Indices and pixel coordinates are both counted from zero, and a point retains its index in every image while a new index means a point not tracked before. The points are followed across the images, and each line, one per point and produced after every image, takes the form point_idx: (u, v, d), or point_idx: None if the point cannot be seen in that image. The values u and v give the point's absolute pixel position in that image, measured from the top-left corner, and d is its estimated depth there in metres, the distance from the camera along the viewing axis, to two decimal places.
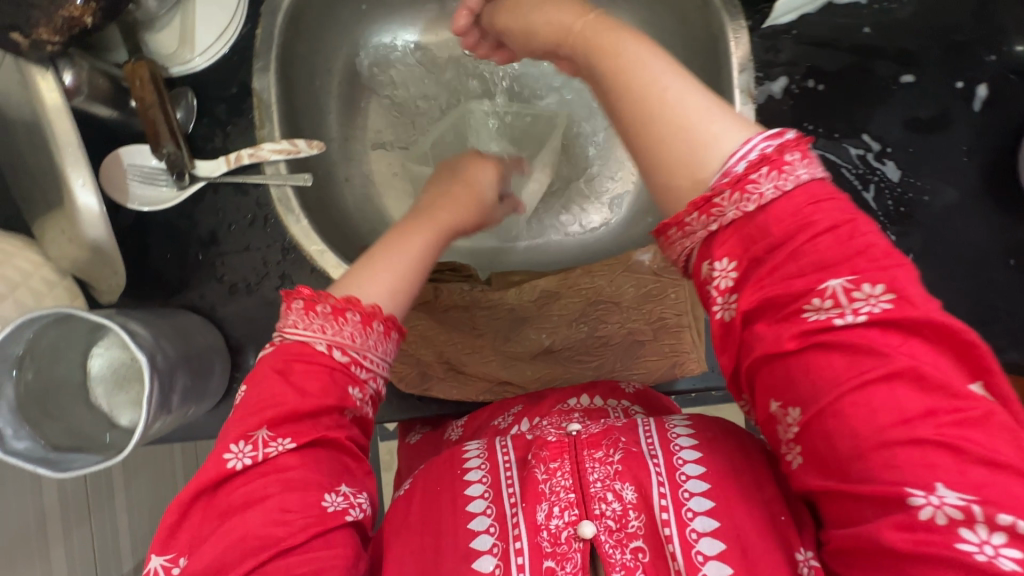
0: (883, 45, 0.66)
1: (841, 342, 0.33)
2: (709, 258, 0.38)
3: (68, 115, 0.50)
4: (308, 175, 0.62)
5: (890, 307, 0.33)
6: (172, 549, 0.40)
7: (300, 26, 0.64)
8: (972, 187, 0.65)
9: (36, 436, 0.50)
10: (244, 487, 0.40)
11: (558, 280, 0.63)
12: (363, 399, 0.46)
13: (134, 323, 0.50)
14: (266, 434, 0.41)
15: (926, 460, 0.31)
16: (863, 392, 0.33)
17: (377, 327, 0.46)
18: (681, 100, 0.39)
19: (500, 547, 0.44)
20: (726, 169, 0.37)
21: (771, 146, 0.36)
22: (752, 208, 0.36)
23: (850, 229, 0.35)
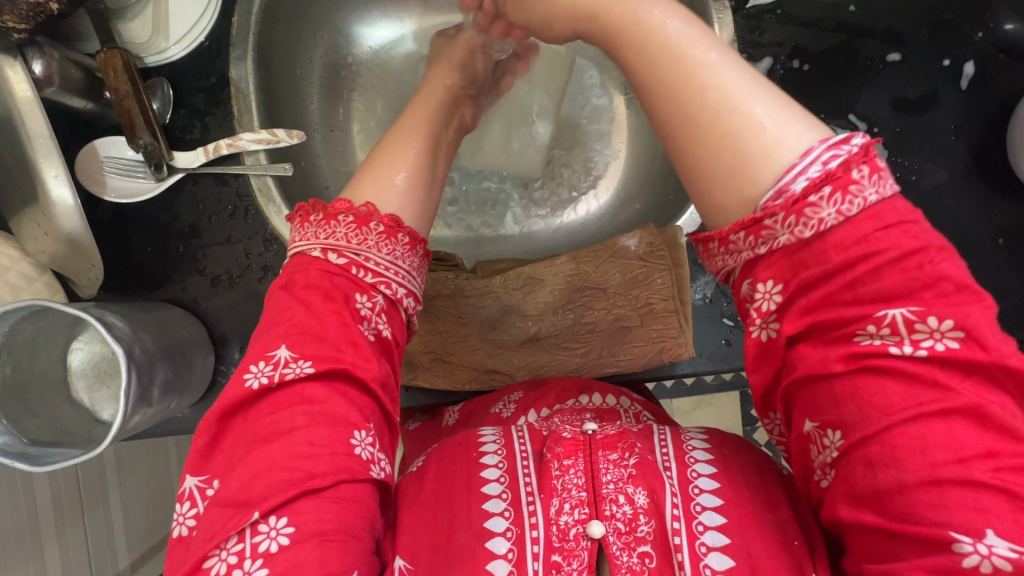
0: (869, 23, 0.65)
1: (901, 373, 0.34)
2: (750, 279, 0.38)
3: (39, 107, 0.50)
4: (288, 165, 0.61)
5: (957, 347, 0.33)
6: (206, 470, 0.39)
7: (278, 13, 0.63)
8: (961, 166, 0.65)
9: (15, 431, 0.49)
10: (270, 416, 0.39)
11: (547, 268, 0.63)
12: (374, 308, 0.43)
13: (112, 315, 0.50)
14: (286, 355, 0.40)
15: (979, 503, 0.32)
16: (918, 425, 0.33)
17: (374, 226, 0.44)
18: (733, 109, 0.39)
19: (514, 531, 0.44)
20: (782, 186, 0.36)
21: (836, 161, 0.35)
22: (809, 234, 0.36)
23: (920, 258, 0.34)
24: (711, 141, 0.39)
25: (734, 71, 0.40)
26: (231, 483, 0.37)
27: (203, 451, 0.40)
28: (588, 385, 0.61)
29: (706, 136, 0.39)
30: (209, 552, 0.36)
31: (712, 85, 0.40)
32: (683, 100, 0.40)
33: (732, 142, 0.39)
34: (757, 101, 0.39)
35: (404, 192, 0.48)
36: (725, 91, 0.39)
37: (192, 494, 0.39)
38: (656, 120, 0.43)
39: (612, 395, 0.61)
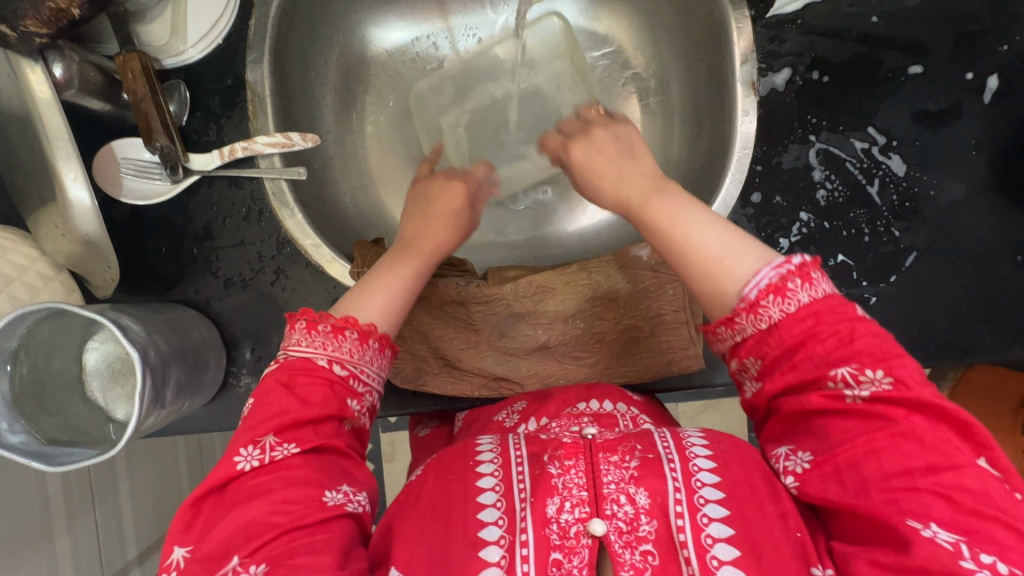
0: (891, 35, 0.64)
1: (856, 410, 0.40)
2: (737, 357, 0.46)
3: (58, 108, 0.49)
4: (302, 170, 0.61)
5: (891, 389, 0.40)
6: (189, 538, 0.42)
7: (295, 16, 0.63)
8: (980, 181, 0.64)
9: (31, 430, 0.50)
10: (251, 482, 0.43)
11: (556, 275, 0.64)
12: (361, 410, 0.49)
13: (128, 319, 0.50)
14: (273, 439, 0.44)
15: (922, 503, 0.37)
16: (868, 446, 0.39)
17: (372, 344, 0.50)
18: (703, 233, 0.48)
19: (507, 539, 0.43)
20: (743, 295, 0.44)
21: (777, 275, 0.43)
22: (765, 326, 0.43)
23: (850, 331, 0.42)
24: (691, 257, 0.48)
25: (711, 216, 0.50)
26: (212, 542, 0.41)
27: (186, 521, 0.42)
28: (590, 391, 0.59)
29: (687, 251, 0.48)
30: None
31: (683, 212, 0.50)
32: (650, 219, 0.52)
33: (705, 266, 0.47)
34: (727, 237, 0.48)
35: (391, 308, 0.53)
36: (698, 228, 0.49)
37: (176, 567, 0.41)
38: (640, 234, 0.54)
39: (609, 401, 0.59)
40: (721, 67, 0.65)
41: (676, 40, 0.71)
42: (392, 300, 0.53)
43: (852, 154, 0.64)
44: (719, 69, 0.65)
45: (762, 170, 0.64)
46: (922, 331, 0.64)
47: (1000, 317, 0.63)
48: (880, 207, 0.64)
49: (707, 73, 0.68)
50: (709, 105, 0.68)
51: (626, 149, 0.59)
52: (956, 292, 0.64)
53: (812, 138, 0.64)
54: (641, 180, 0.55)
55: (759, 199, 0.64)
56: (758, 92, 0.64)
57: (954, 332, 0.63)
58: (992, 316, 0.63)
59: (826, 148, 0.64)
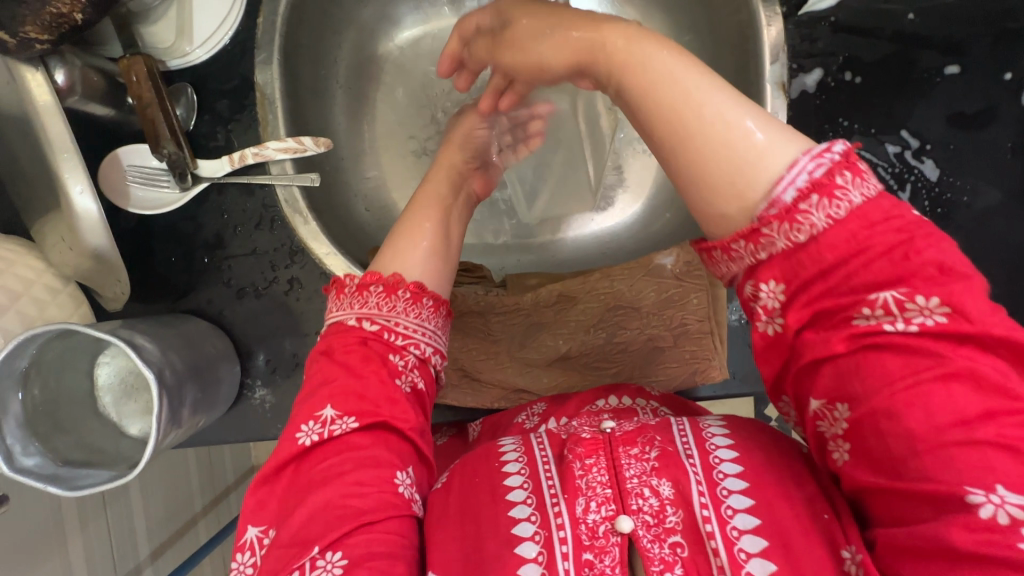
0: (928, 33, 0.61)
1: (896, 345, 0.34)
2: (753, 281, 0.37)
3: (60, 115, 0.47)
4: (315, 175, 0.59)
5: (945, 321, 0.33)
6: (263, 520, 0.43)
7: (305, 14, 0.60)
8: (1015, 187, 0.61)
9: (45, 450, 0.49)
10: (322, 464, 0.43)
11: (578, 285, 0.62)
12: (406, 364, 0.48)
13: (140, 336, 0.49)
14: (332, 413, 0.44)
15: (984, 461, 0.31)
16: (915, 392, 0.33)
17: (401, 294, 0.49)
18: (717, 116, 0.37)
19: (542, 535, 0.41)
20: (774, 198, 0.35)
21: (820, 169, 0.35)
22: (803, 238, 0.35)
23: (905, 249, 0.34)
24: (711, 149, 0.37)
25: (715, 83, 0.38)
26: (288, 527, 0.40)
27: (260, 503, 0.43)
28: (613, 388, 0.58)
29: (704, 143, 0.37)
30: None
31: (690, 95, 0.38)
32: (671, 109, 0.38)
33: (729, 155, 0.36)
34: (737, 104, 0.38)
35: (427, 259, 0.52)
36: (709, 104, 0.37)
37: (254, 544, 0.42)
38: (653, 142, 0.40)
39: (627, 395, 0.58)
40: (750, 66, 0.62)
41: (701, 37, 0.68)
42: (432, 242, 0.53)
43: (884, 158, 0.62)
44: (747, 68, 0.63)
45: None
46: None
47: None
48: (911, 213, 0.62)
49: (732, 72, 0.65)
50: None
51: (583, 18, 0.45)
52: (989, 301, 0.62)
53: (842, 142, 0.62)
54: (631, 61, 0.41)
55: None
56: (788, 94, 0.61)
57: None
58: (1022, 324, 0.62)
59: (857, 153, 0.62)
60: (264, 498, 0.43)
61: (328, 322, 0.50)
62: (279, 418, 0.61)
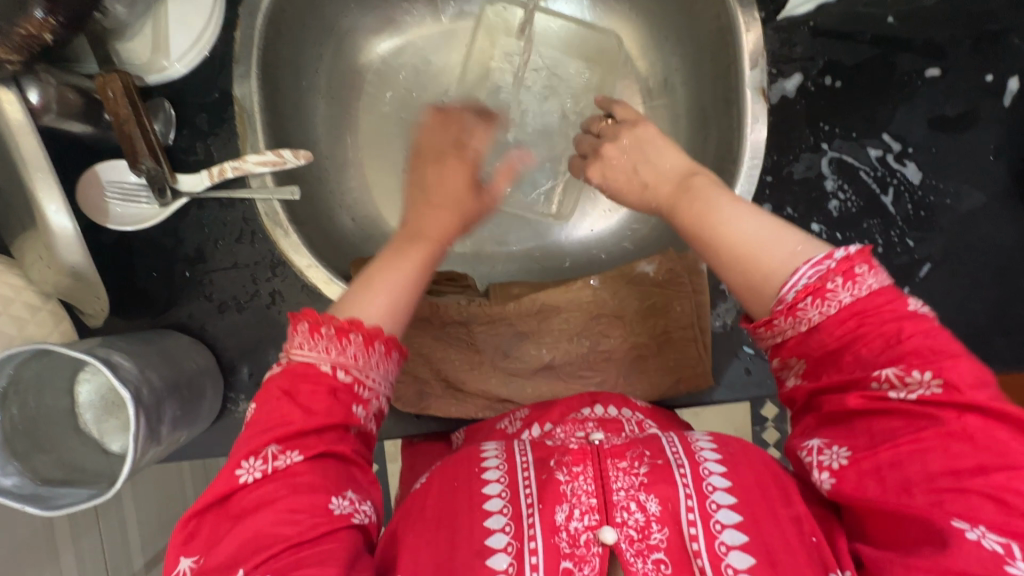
0: (908, 36, 0.61)
1: (900, 410, 0.37)
2: (779, 357, 0.42)
3: (33, 132, 0.46)
4: (295, 189, 0.59)
5: (941, 392, 0.36)
6: (194, 549, 0.39)
7: (282, 26, 0.60)
8: (999, 189, 0.61)
9: (24, 470, 0.49)
10: (255, 492, 0.40)
11: (562, 294, 0.62)
12: (368, 415, 0.45)
13: (118, 355, 0.49)
14: (274, 447, 0.41)
15: (970, 506, 0.34)
16: (915, 446, 0.36)
17: (377, 348, 0.45)
18: (742, 225, 0.43)
19: (515, 546, 0.40)
20: (781, 297, 0.40)
21: (817, 274, 0.39)
22: (804, 329, 0.39)
23: (902, 329, 0.38)
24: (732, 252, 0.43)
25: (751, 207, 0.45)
26: (218, 554, 0.38)
27: (190, 531, 0.40)
28: (596, 397, 0.57)
29: (728, 248, 0.43)
30: None
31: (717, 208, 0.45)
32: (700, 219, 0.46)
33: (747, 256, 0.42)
34: (769, 221, 0.43)
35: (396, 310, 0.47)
36: (733, 216, 0.44)
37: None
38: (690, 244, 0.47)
39: (615, 407, 0.56)
40: (730, 72, 0.62)
41: (682, 43, 0.68)
42: (400, 295, 0.48)
43: (866, 162, 0.62)
44: (727, 74, 0.63)
45: (771, 181, 0.62)
46: None
47: (1017, 328, 0.61)
48: (894, 217, 0.62)
49: (713, 78, 0.65)
50: (717, 110, 0.65)
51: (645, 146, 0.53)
52: (974, 304, 0.61)
53: (824, 147, 0.62)
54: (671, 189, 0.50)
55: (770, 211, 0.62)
56: (768, 99, 0.61)
57: (969, 343, 0.61)
58: (1009, 325, 0.61)
59: (838, 157, 0.62)
60: (195, 529, 0.40)
61: (287, 357, 0.44)
62: None
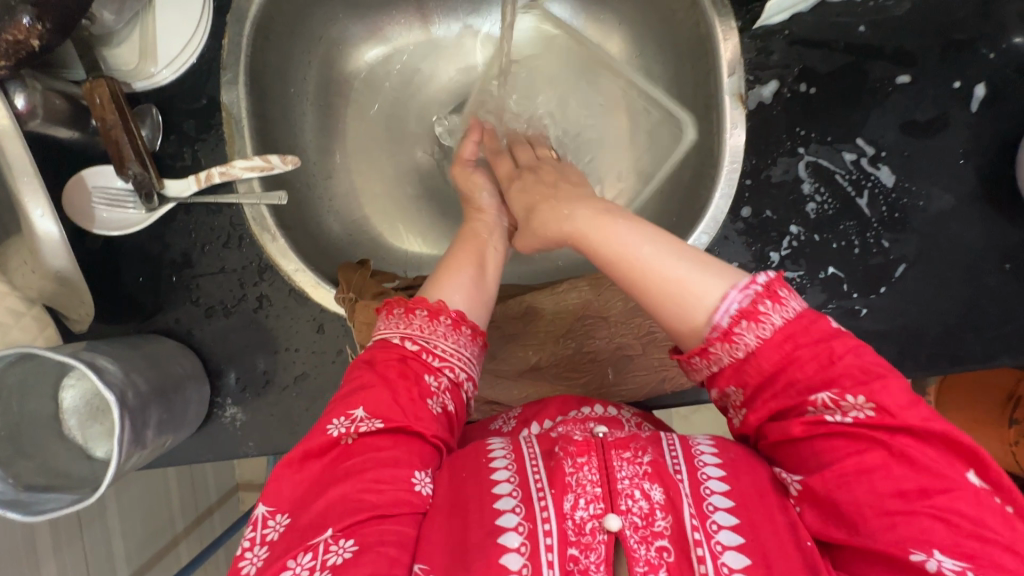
0: (879, 44, 0.63)
1: (841, 431, 0.39)
2: (716, 387, 0.43)
3: (19, 137, 0.46)
4: (283, 194, 0.59)
5: (873, 415, 0.38)
6: (277, 503, 0.44)
7: (270, 33, 0.61)
8: (968, 191, 0.63)
9: (7, 475, 0.48)
10: (346, 458, 0.44)
11: (545, 296, 0.63)
12: (440, 386, 0.48)
13: (102, 358, 0.49)
14: (362, 413, 0.46)
15: (921, 528, 0.36)
16: (859, 467, 0.38)
17: (444, 320, 0.50)
18: (656, 260, 0.46)
19: (527, 526, 0.40)
20: (714, 323, 0.42)
21: (743, 300, 0.41)
22: (741, 354, 0.41)
23: (831, 352, 0.40)
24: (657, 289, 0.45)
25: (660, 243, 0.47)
26: (308, 513, 0.42)
27: (277, 485, 0.44)
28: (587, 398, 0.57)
29: (652, 289, 0.45)
30: (283, 567, 0.40)
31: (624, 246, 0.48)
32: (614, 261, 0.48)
33: (671, 291, 0.44)
34: (678, 251, 0.46)
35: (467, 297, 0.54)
36: (645, 249, 0.47)
37: (264, 522, 0.43)
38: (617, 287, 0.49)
39: (613, 407, 0.57)
40: (709, 78, 0.64)
41: (662, 52, 0.70)
42: (467, 289, 0.54)
43: (841, 165, 0.63)
44: (707, 80, 0.64)
45: (751, 184, 0.64)
46: (911, 343, 0.63)
47: (990, 327, 0.63)
48: (869, 218, 0.63)
49: (694, 85, 0.67)
50: (697, 117, 0.67)
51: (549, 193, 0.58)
52: (947, 303, 0.63)
53: (801, 151, 0.63)
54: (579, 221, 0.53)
55: (750, 213, 0.64)
56: (747, 105, 0.63)
57: (943, 342, 0.63)
58: (983, 324, 0.63)
59: (815, 160, 0.64)
60: (284, 482, 0.44)
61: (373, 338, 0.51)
62: (251, 435, 0.61)
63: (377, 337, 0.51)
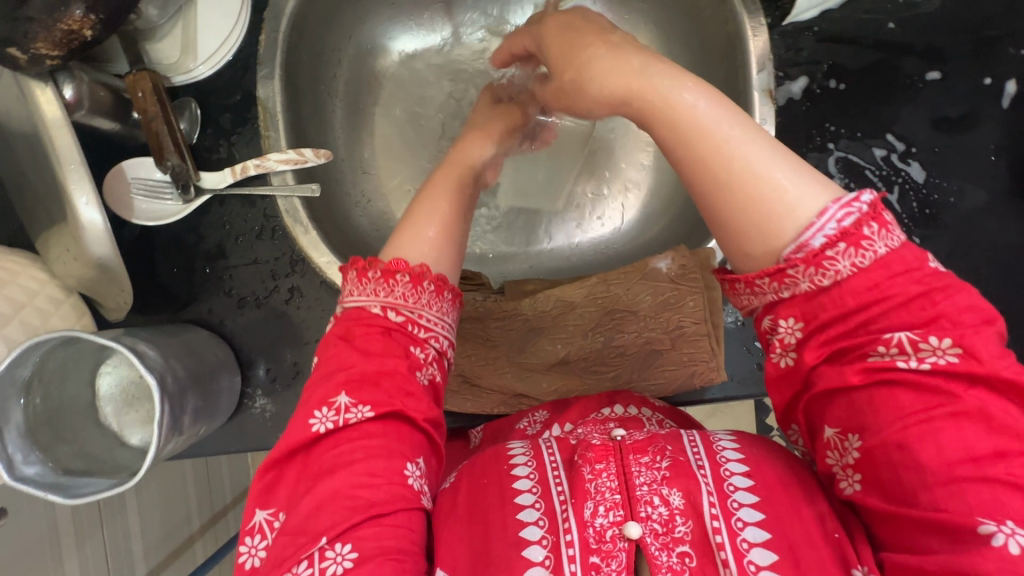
0: (910, 41, 0.63)
1: (909, 382, 0.35)
2: (771, 318, 0.39)
3: (69, 129, 0.47)
4: (315, 186, 0.60)
5: (956, 361, 0.34)
6: (273, 504, 0.41)
7: (305, 30, 0.62)
8: (1001, 188, 0.63)
9: (46, 460, 0.49)
10: (333, 451, 0.40)
11: (575, 289, 0.63)
12: (427, 359, 0.45)
13: (143, 344, 0.49)
14: (346, 400, 0.41)
15: (993, 498, 0.32)
16: (926, 426, 0.34)
17: (427, 286, 0.46)
18: (744, 149, 0.39)
19: (550, 539, 0.40)
20: (801, 242, 0.37)
21: (850, 221, 0.36)
22: (827, 283, 0.36)
23: (924, 300, 0.36)
24: (740, 180, 0.38)
25: (749, 129, 0.40)
26: (297, 514, 0.39)
27: (269, 486, 0.41)
28: (614, 398, 0.58)
29: (731, 187, 0.38)
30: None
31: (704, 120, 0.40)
32: (693, 139, 0.40)
33: (754, 197, 0.38)
34: (771, 150, 0.39)
35: (436, 249, 0.48)
36: (732, 135, 0.39)
37: (262, 526, 0.40)
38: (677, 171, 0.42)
39: (633, 406, 0.57)
40: (737, 75, 0.64)
41: (689, 49, 0.70)
42: (442, 228, 0.49)
43: (871, 161, 0.63)
44: (734, 77, 0.65)
45: None
46: None
47: None
48: (900, 214, 0.63)
49: (721, 82, 0.67)
50: None
51: (578, 43, 0.50)
52: None
53: (830, 147, 0.63)
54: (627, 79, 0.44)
55: None
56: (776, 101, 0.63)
57: None
58: (1016, 320, 0.62)
59: (845, 156, 0.64)
60: (274, 484, 0.41)
61: (345, 306, 0.46)
62: (280, 426, 0.61)
63: (349, 304, 0.46)
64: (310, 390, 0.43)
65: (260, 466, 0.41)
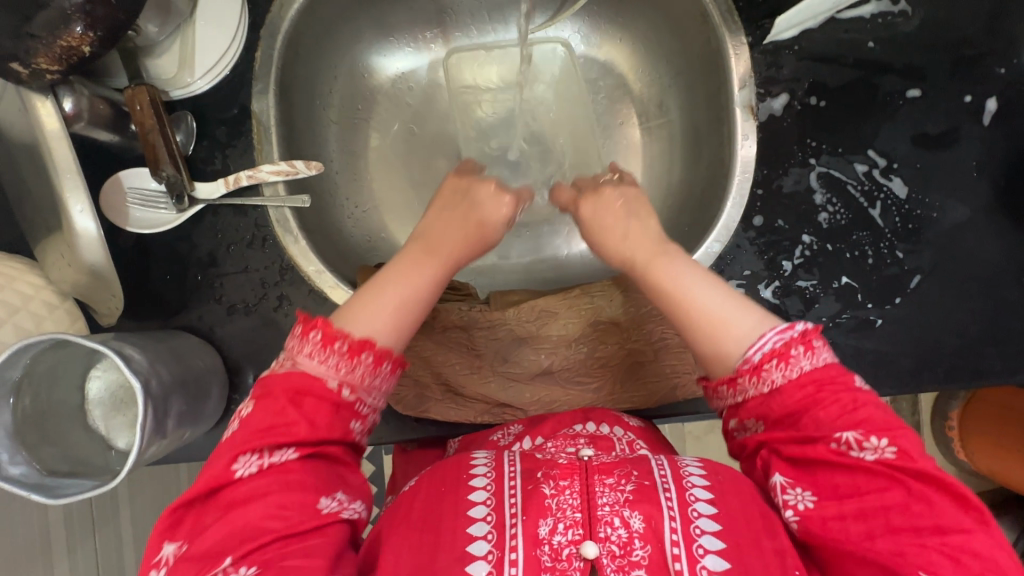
0: (890, 59, 0.64)
1: (859, 466, 0.42)
2: (738, 417, 0.47)
3: (67, 140, 0.49)
4: (306, 197, 0.62)
5: (893, 457, 0.42)
6: (179, 537, 0.42)
7: (299, 48, 0.65)
8: (983, 204, 0.63)
9: (31, 460, 0.50)
10: (246, 486, 0.43)
11: (560, 301, 0.64)
12: (362, 430, 0.49)
13: (130, 349, 0.50)
14: (270, 445, 0.44)
15: (930, 563, 0.39)
16: (876, 500, 0.41)
17: (385, 368, 0.49)
18: (705, 300, 0.51)
19: (495, 555, 0.41)
20: (746, 357, 0.47)
21: (781, 339, 0.46)
22: (767, 390, 0.46)
23: (852, 401, 0.44)
24: (701, 319, 0.50)
25: (710, 282, 0.52)
26: (205, 543, 0.41)
27: (178, 521, 0.43)
28: (589, 415, 0.58)
29: (694, 324, 0.50)
30: None
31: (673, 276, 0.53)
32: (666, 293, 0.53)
33: (714, 325, 0.49)
34: (728, 298, 0.51)
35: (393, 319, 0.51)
36: (695, 286, 0.52)
37: (167, 562, 0.42)
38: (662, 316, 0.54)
39: (606, 424, 0.57)
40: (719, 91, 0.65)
41: (675, 66, 0.72)
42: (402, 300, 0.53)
43: (853, 177, 0.64)
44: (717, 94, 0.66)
45: (762, 194, 0.64)
46: (929, 355, 0.62)
47: (1009, 340, 0.62)
48: (882, 229, 0.64)
49: (705, 99, 0.69)
50: (709, 128, 0.68)
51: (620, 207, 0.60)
52: (964, 315, 0.63)
53: (812, 162, 0.64)
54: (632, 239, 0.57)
55: (761, 222, 0.64)
56: (757, 117, 0.65)
57: (962, 355, 0.62)
58: (1002, 336, 0.62)
59: (826, 172, 0.64)
60: (183, 515, 0.43)
61: (287, 365, 0.47)
62: None
63: (297, 364, 0.47)
64: (224, 444, 0.45)
65: (166, 510, 0.43)
